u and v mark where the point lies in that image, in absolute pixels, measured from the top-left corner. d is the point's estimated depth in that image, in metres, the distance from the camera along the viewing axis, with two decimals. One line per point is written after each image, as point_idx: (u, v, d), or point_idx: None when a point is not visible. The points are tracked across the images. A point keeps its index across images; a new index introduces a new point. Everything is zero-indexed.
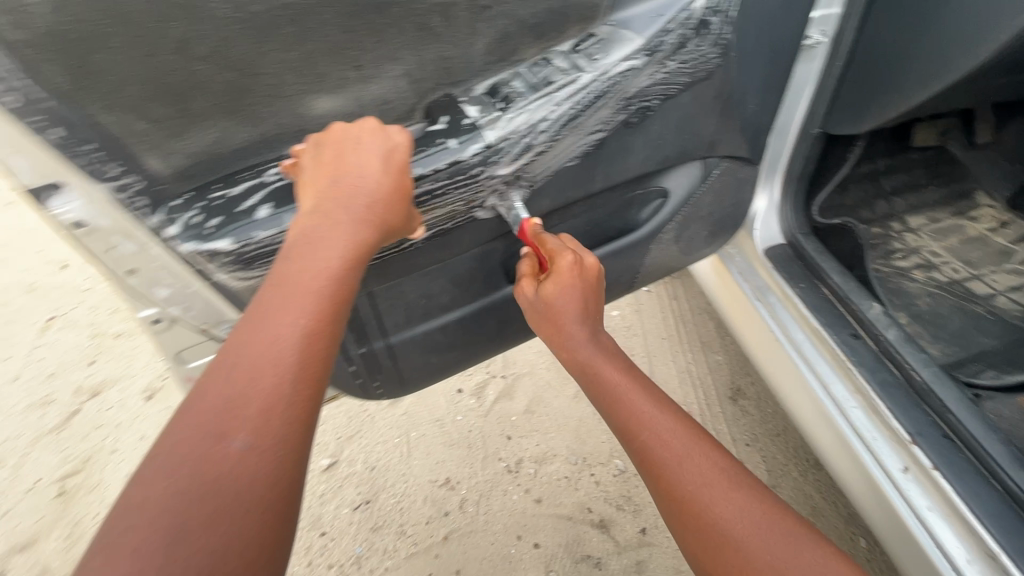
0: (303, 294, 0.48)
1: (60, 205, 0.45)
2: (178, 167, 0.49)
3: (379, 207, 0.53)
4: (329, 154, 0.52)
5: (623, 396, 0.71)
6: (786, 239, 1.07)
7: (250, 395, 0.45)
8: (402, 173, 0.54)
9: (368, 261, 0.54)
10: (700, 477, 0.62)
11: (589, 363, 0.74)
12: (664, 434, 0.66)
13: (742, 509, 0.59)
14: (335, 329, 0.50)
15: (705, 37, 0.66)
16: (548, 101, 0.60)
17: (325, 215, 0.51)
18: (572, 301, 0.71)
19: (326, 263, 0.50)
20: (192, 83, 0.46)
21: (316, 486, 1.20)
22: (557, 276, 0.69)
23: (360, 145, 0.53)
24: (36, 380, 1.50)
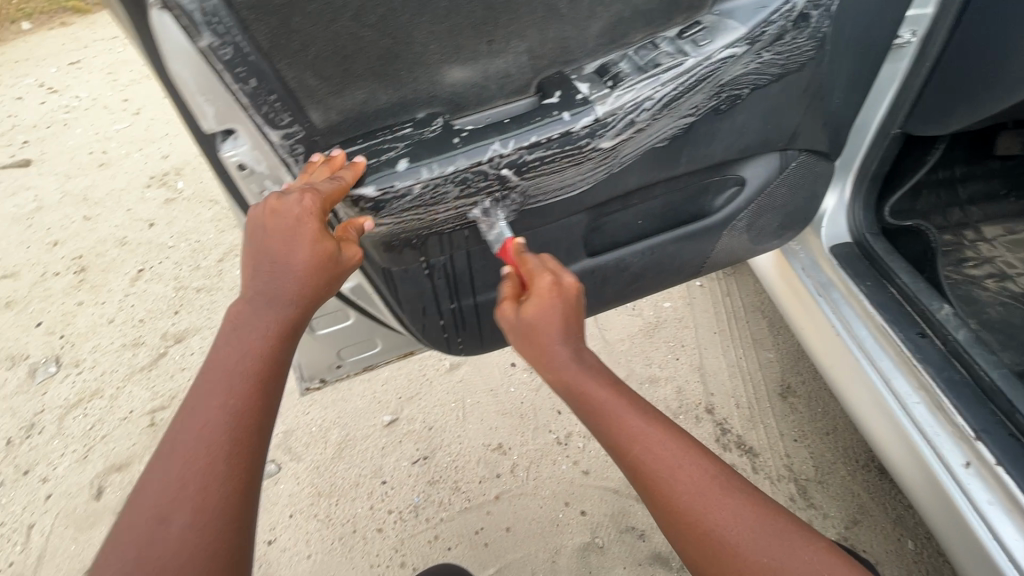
0: (234, 374, 0.49)
1: (231, 147, 0.55)
2: (331, 121, 0.56)
3: (302, 279, 0.53)
4: (252, 241, 0.53)
5: (614, 414, 0.61)
6: (852, 238, 1.08)
7: (186, 472, 0.46)
8: (323, 237, 0.53)
9: (295, 324, 0.54)
10: (700, 497, 0.56)
11: (575, 383, 0.63)
12: (655, 450, 0.59)
13: (736, 515, 0.55)
14: (271, 394, 0.51)
15: (803, 30, 0.68)
16: (653, 81, 0.64)
17: (256, 295, 0.52)
18: (556, 322, 0.62)
19: (256, 340, 0.51)
20: (357, 48, 0.52)
21: (378, 439, 1.28)
22: (535, 298, 0.62)
23: (277, 220, 0.52)
24: (128, 323, 1.64)
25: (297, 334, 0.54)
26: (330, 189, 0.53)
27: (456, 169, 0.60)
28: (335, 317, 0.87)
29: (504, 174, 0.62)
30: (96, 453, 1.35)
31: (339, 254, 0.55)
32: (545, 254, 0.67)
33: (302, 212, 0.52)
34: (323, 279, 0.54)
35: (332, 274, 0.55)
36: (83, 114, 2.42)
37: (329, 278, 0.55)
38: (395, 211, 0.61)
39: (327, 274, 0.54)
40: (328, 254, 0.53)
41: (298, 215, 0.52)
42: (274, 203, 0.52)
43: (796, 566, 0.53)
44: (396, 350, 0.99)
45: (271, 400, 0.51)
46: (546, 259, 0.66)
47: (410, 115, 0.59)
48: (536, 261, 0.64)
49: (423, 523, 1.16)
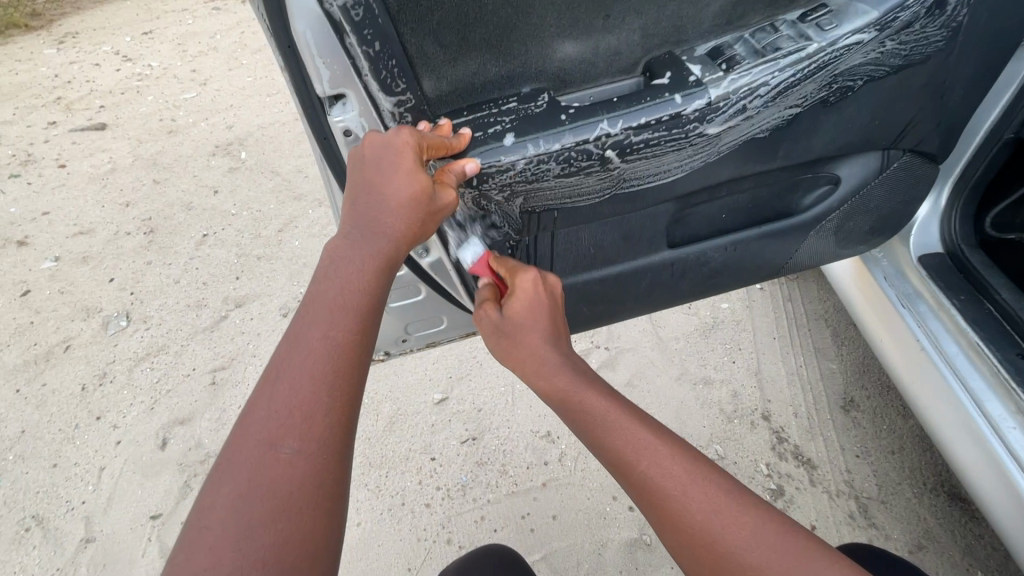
0: (334, 307, 0.48)
1: (339, 113, 0.56)
2: (440, 91, 0.55)
3: (400, 214, 0.52)
4: (354, 179, 0.54)
5: (609, 426, 0.57)
6: (945, 249, 1.01)
7: (292, 402, 0.45)
8: (421, 172, 0.52)
9: (396, 266, 0.53)
10: (705, 514, 0.50)
11: (564, 391, 0.61)
12: (656, 464, 0.53)
13: (751, 530, 0.49)
14: (369, 329, 0.50)
15: (935, 18, 0.64)
16: (772, 66, 0.61)
17: (355, 229, 0.52)
18: (541, 323, 0.65)
19: (355, 274, 0.50)
20: (478, 15, 0.51)
21: (428, 416, 1.30)
22: (520, 291, 0.66)
23: (379, 156, 0.52)
24: (193, 285, 1.71)
25: (394, 271, 0.53)
26: (430, 137, 0.53)
27: (562, 147, 0.58)
28: (407, 290, 0.87)
29: (607, 155, 0.60)
30: (162, 406, 1.42)
31: (435, 192, 0.53)
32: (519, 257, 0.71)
33: (400, 147, 0.51)
34: (420, 216, 0.53)
35: (428, 212, 0.53)
36: (154, 83, 2.52)
37: (425, 216, 0.53)
38: (494, 186, 0.59)
39: (423, 212, 0.53)
40: (424, 190, 0.52)
41: (398, 150, 0.51)
42: (377, 141, 0.52)
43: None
44: (460, 328, 0.99)
45: (370, 336, 0.50)
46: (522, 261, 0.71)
47: (516, 90, 0.58)
48: (513, 262, 0.69)
49: (470, 503, 1.17)
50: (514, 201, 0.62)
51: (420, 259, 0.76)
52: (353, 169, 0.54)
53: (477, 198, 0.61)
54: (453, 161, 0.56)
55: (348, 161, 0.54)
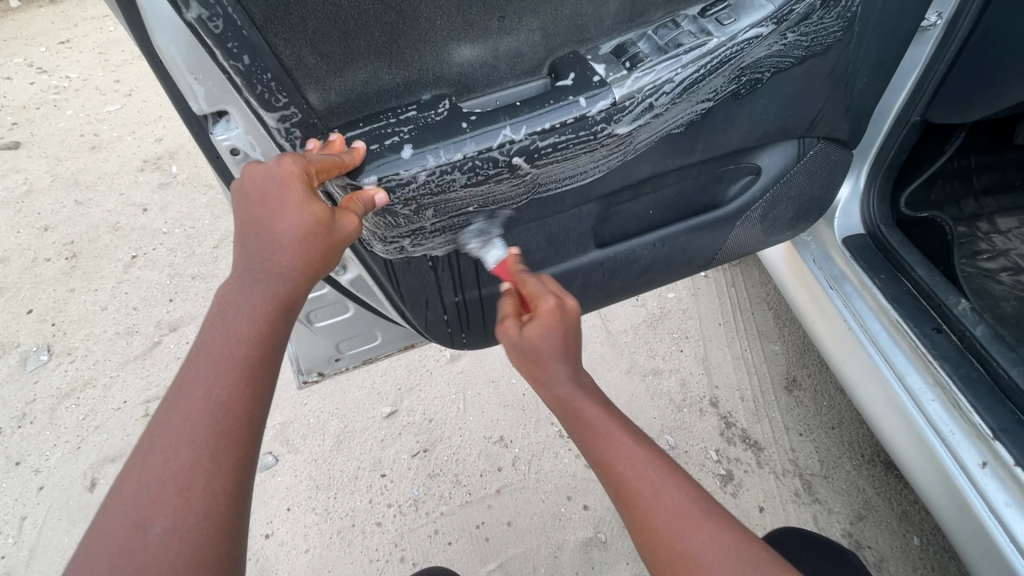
0: (218, 361, 0.44)
1: (223, 131, 0.52)
2: (330, 104, 0.52)
3: (296, 249, 0.46)
4: (241, 211, 0.48)
5: (603, 436, 0.57)
6: (866, 230, 1.04)
7: (167, 472, 0.41)
8: (312, 201, 0.46)
9: (297, 306, 0.48)
10: (675, 517, 0.53)
11: (570, 402, 0.59)
12: (641, 476, 0.55)
13: (714, 542, 0.51)
14: (261, 383, 0.45)
15: (831, 9, 0.65)
16: (675, 62, 0.60)
17: (246, 269, 0.46)
18: (557, 347, 0.59)
19: (244, 322, 0.45)
20: (359, 22, 0.48)
21: (377, 431, 1.26)
22: (539, 320, 0.59)
23: (262, 187, 0.46)
24: (122, 311, 1.60)
25: (296, 312, 0.48)
26: (319, 157, 0.48)
27: (465, 156, 0.56)
28: (334, 308, 0.84)
29: (514, 161, 0.58)
30: (90, 444, 1.33)
31: (333, 221, 0.48)
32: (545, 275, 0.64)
33: (283, 178, 0.46)
34: (319, 250, 0.48)
35: (329, 242, 0.48)
36: (74, 96, 2.35)
37: (325, 247, 0.48)
38: (398, 202, 0.56)
39: (322, 243, 0.48)
40: (319, 220, 0.47)
41: (280, 181, 0.46)
42: (259, 172, 0.47)
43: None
44: (397, 342, 0.96)
45: (267, 391, 0.45)
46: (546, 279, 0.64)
47: (415, 97, 0.55)
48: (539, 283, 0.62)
49: (423, 517, 1.14)
50: (424, 214, 0.60)
51: (338, 276, 0.73)
52: (238, 202, 0.48)
53: (382, 214, 0.58)
54: (358, 189, 0.53)
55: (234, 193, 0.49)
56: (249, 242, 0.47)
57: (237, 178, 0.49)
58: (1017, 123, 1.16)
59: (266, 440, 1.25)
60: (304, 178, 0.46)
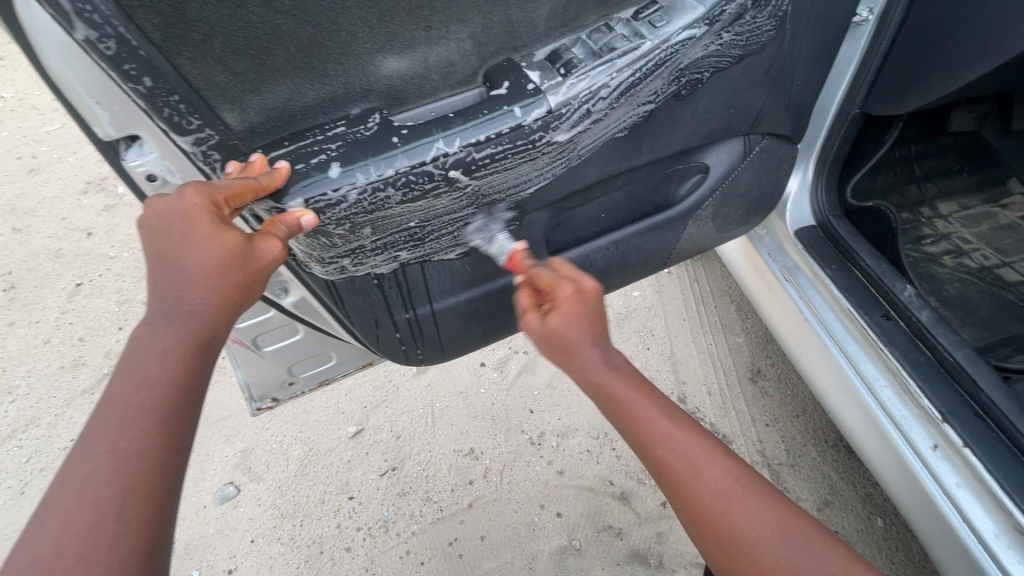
0: (126, 410, 0.43)
1: (136, 156, 0.48)
2: (251, 124, 0.50)
3: (209, 284, 0.46)
4: (147, 249, 0.46)
5: (647, 425, 0.57)
6: (816, 221, 1.06)
7: (70, 532, 0.40)
8: (222, 232, 0.45)
9: (214, 344, 0.47)
10: (721, 499, 0.54)
11: (607, 388, 0.58)
12: (685, 456, 0.55)
13: (758, 521, 0.53)
14: (175, 430, 0.44)
15: (762, 9, 0.66)
16: (610, 67, 0.60)
17: (157, 310, 0.46)
18: (586, 332, 0.58)
19: (154, 367, 0.44)
20: (272, 37, 0.46)
21: (343, 452, 1.22)
22: (563, 308, 0.58)
23: (167, 221, 0.45)
24: (66, 343, 1.52)
25: (214, 352, 0.47)
26: (232, 183, 0.46)
27: (397, 172, 0.53)
28: (283, 331, 0.80)
29: (451, 174, 0.57)
30: (36, 488, 1.25)
31: (249, 251, 0.47)
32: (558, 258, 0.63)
33: (189, 210, 0.45)
34: (236, 283, 0.47)
35: (247, 273, 0.47)
36: (7, 116, 2.22)
37: (243, 279, 0.47)
38: (330, 222, 0.54)
39: (239, 275, 0.47)
40: (232, 251, 0.46)
41: (186, 213, 0.45)
42: (161, 206, 0.46)
43: (815, 570, 0.51)
44: (354, 361, 0.93)
45: (184, 438, 0.44)
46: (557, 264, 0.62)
47: (343, 113, 0.53)
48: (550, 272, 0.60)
49: (394, 539, 1.11)
50: (361, 232, 0.57)
51: (281, 299, 0.69)
52: (144, 240, 0.47)
53: (315, 235, 0.55)
54: (282, 213, 0.51)
55: (139, 231, 0.47)
56: (160, 282, 0.46)
57: (141, 214, 0.47)
58: (951, 110, 1.20)
59: (226, 470, 1.20)
60: (213, 207, 0.45)
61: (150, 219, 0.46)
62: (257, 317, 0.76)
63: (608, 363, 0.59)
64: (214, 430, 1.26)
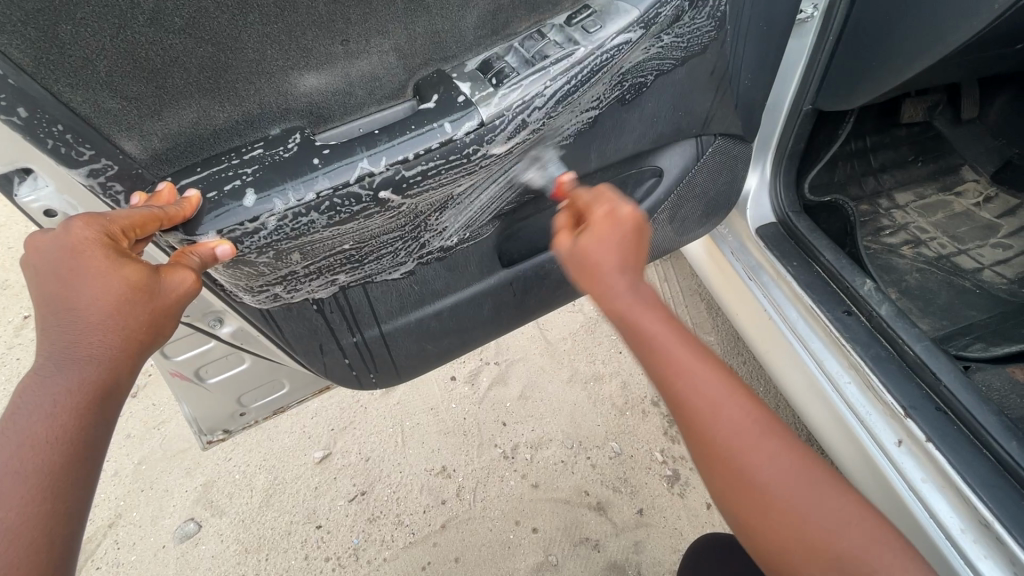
0: (9, 475, 0.40)
1: (29, 191, 0.45)
2: (155, 150, 0.46)
3: (107, 326, 0.43)
4: (35, 293, 0.44)
5: (671, 356, 0.54)
6: (776, 218, 1.05)
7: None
8: (116, 268, 0.43)
9: (116, 392, 0.45)
10: (741, 438, 0.52)
11: (628, 315, 0.57)
12: (707, 389, 0.53)
13: (771, 456, 0.52)
14: (65, 492, 0.42)
15: (700, 10, 0.65)
16: (543, 75, 0.57)
17: (48, 358, 0.43)
18: (614, 255, 0.57)
19: (42, 423, 0.42)
20: (168, 58, 0.42)
21: (310, 478, 1.18)
22: (594, 228, 0.58)
23: (49, 263, 0.42)
24: (14, 380, 1.41)
25: (116, 400, 0.45)
26: (128, 213, 0.43)
27: (319, 195, 0.50)
28: (227, 361, 0.76)
29: (381, 195, 0.54)
30: None
31: (152, 286, 0.45)
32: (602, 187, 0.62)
33: (78, 245, 0.42)
34: (141, 322, 0.45)
35: (152, 310, 0.45)
36: None
37: (148, 317, 0.45)
38: (251, 251, 0.51)
39: (143, 315, 0.45)
40: (131, 288, 0.44)
41: (75, 248, 0.42)
42: (43, 246, 0.43)
43: (823, 515, 0.50)
44: (310, 386, 0.90)
45: (78, 502, 0.42)
46: (599, 189, 0.62)
47: (261, 133, 0.50)
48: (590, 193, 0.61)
49: (365, 566, 1.08)
50: (289, 258, 0.54)
51: (217, 330, 0.66)
52: (29, 285, 0.44)
53: (236, 264, 0.52)
54: (193, 244, 0.48)
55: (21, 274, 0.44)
56: (49, 330, 0.43)
57: (21, 259, 0.44)
58: (902, 101, 1.22)
59: (186, 506, 1.14)
60: (108, 240, 0.42)
61: (33, 264, 0.43)
62: (196, 349, 0.71)
63: (631, 287, 0.57)
64: (171, 465, 1.19)
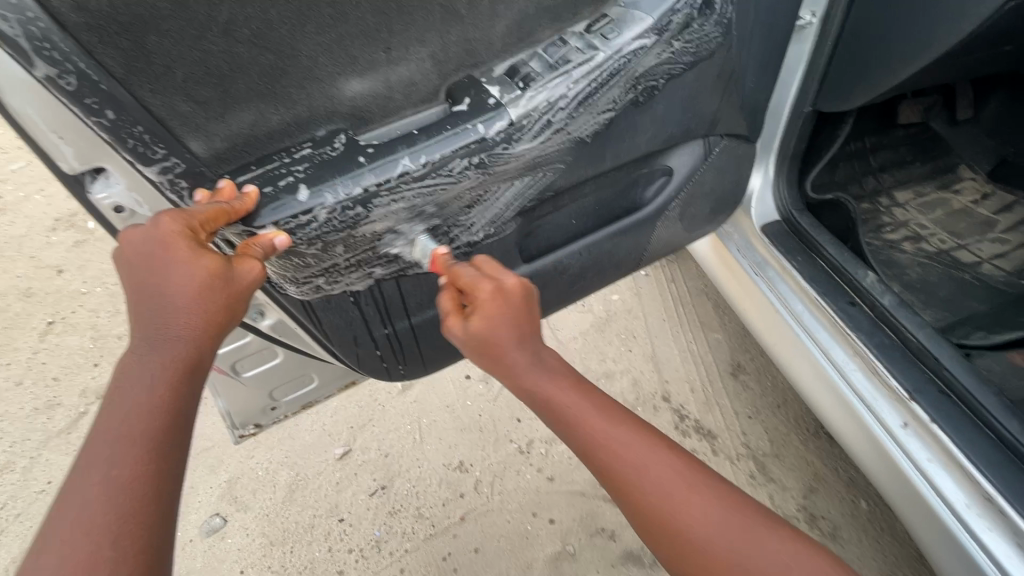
0: (116, 439, 0.45)
1: (104, 188, 0.49)
2: (216, 150, 0.50)
3: (193, 308, 0.48)
4: (128, 282, 0.49)
5: (588, 424, 0.59)
6: (781, 216, 1.08)
7: (63, 570, 0.40)
8: (199, 256, 0.48)
9: (201, 368, 0.50)
10: (668, 493, 0.56)
11: (540, 392, 0.61)
12: (624, 454, 0.57)
13: (702, 507, 0.55)
14: (167, 455, 0.46)
15: (708, 17, 0.69)
16: (566, 79, 0.62)
17: (141, 339, 0.48)
18: (508, 331, 0.61)
19: (143, 394, 0.46)
20: (233, 65, 0.47)
21: (332, 474, 1.21)
22: (481, 307, 0.60)
23: (144, 252, 0.48)
24: (41, 384, 1.44)
25: (199, 378, 0.50)
26: (205, 208, 0.48)
27: (365, 189, 0.55)
28: (261, 356, 0.80)
29: (418, 190, 0.59)
30: (13, 535, 1.21)
31: (229, 271, 0.49)
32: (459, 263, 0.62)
33: (167, 236, 0.47)
34: (219, 305, 0.50)
35: (229, 295, 0.50)
36: None
37: (226, 300, 0.50)
38: (302, 242, 0.56)
39: (222, 297, 0.50)
40: (212, 273, 0.48)
41: (164, 239, 0.47)
42: (135, 238, 0.48)
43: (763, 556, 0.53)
44: (337, 381, 0.93)
45: (175, 463, 0.46)
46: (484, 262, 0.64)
47: (309, 134, 0.54)
48: (471, 270, 0.62)
49: (387, 558, 1.11)
50: (333, 250, 0.59)
51: (257, 323, 0.69)
52: (122, 275, 0.50)
53: (288, 255, 0.57)
54: (255, 235, 0.52)
55: (115, 266, 0.50)
56: (143, 313, 0.48)
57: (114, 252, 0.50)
58: (900, 103, 1.26)
59: (212, 502, 1.18)
60: (190, 232, 0.47)
61: (126, 256, 0.48)
62: (234, 345, 0.75)
63: (537, 362, 0.62)
64: (195, 463, 1.23)
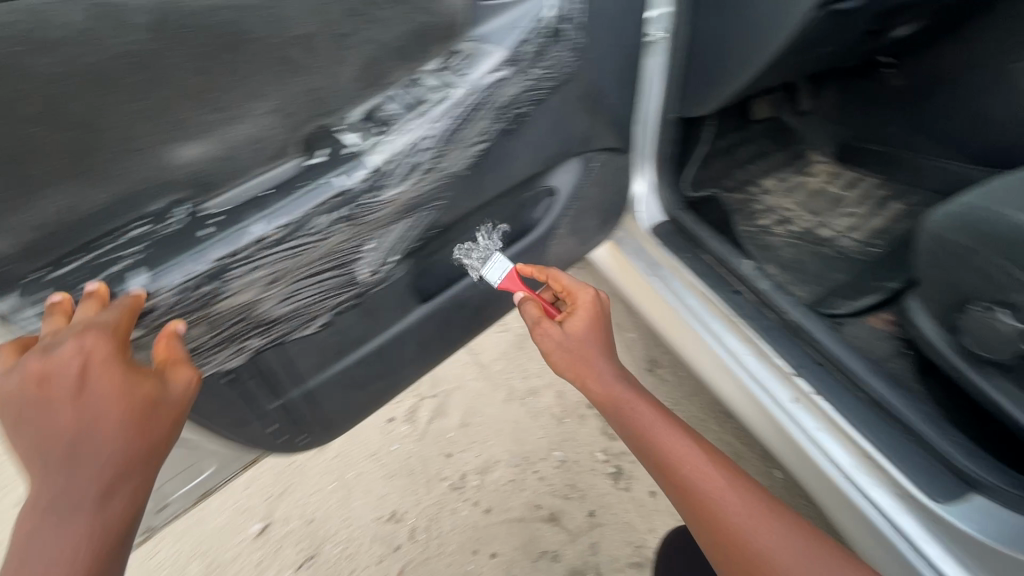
0: None
1: None
2: (25, 244, 0.44)
3: (122, 444, 0.44)
4: (30, 431, 0.43)
5: (664, 431, 0.77)
6: (667, 216, 1.11)
7: None
8: (126, 382, 0.45)
9: (137, 508, 0.46)
10: (739, 503, 0.69)
11: (619, 398, 0.80)
12: (694, 451, 0.74)
13: (759, 516, 0.68)
14: None
15: (562, 43, 0.71)
16: (425, 120, 0.62)
17: (53, 493, 0.42)
18: (598, 341, 0.83)
19: (65, 560, 0.41)
20: (27, 147, 0.42)
21: (250, 555, 1.10)
22: (579, 312, 0.84)
23: (55, 386, 0.44)
24: None
25: (132, 523, 0.46)
26: (117, 314, 0.47)
27: (212, 263, 0.52)
28: None
29: (279, 251, 0.56)
30: None
31: (161, 392, 0.47)
32: (557, 270, 0.89)
33: (89, 363, 0.44)
34: (157, 432, 0.47)
35: (166, 418, 0.48)
36: None
37: (166, 424, 0.48)
38: (152, 326, 0.52)
39: (158, 423, 0.47)
40: (145, 399, 0.46)
41: (86, 366, 0.44)
42: (42, 370, 0.43)
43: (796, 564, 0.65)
44: (237, 458, 0.85)
45: None
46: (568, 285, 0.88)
47: (141, 211, 0.49)
48: (570, 282, 0.86)
49: None
50: (192, 332, 0.54)
51: None
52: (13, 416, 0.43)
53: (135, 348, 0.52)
54: (164, 336, 0.51)
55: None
56: (56, 459, 0.43)
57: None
58: (754, 100, 1.37)
59: None
60: (114, 353, 0.46)
61: (26, 395, 0.43)
62: None
63: (618, 375, 0.82)
64: None
